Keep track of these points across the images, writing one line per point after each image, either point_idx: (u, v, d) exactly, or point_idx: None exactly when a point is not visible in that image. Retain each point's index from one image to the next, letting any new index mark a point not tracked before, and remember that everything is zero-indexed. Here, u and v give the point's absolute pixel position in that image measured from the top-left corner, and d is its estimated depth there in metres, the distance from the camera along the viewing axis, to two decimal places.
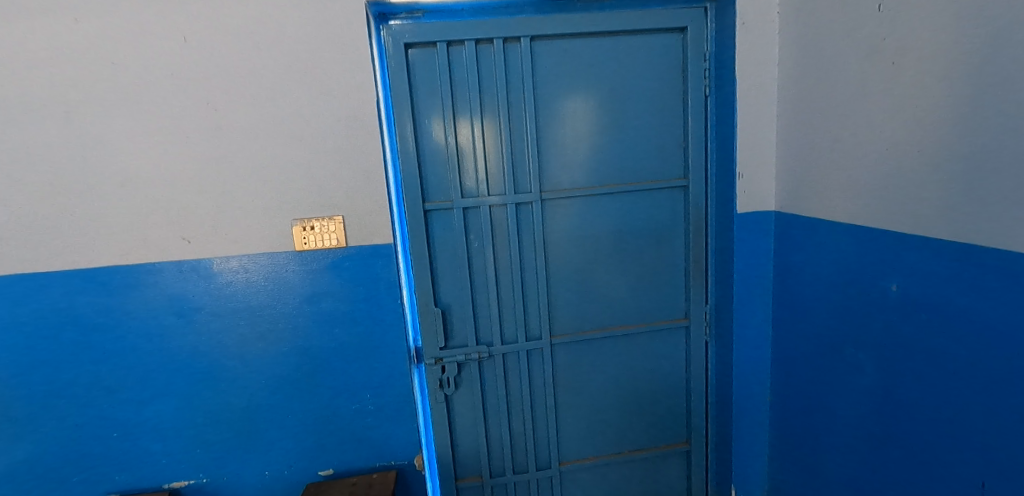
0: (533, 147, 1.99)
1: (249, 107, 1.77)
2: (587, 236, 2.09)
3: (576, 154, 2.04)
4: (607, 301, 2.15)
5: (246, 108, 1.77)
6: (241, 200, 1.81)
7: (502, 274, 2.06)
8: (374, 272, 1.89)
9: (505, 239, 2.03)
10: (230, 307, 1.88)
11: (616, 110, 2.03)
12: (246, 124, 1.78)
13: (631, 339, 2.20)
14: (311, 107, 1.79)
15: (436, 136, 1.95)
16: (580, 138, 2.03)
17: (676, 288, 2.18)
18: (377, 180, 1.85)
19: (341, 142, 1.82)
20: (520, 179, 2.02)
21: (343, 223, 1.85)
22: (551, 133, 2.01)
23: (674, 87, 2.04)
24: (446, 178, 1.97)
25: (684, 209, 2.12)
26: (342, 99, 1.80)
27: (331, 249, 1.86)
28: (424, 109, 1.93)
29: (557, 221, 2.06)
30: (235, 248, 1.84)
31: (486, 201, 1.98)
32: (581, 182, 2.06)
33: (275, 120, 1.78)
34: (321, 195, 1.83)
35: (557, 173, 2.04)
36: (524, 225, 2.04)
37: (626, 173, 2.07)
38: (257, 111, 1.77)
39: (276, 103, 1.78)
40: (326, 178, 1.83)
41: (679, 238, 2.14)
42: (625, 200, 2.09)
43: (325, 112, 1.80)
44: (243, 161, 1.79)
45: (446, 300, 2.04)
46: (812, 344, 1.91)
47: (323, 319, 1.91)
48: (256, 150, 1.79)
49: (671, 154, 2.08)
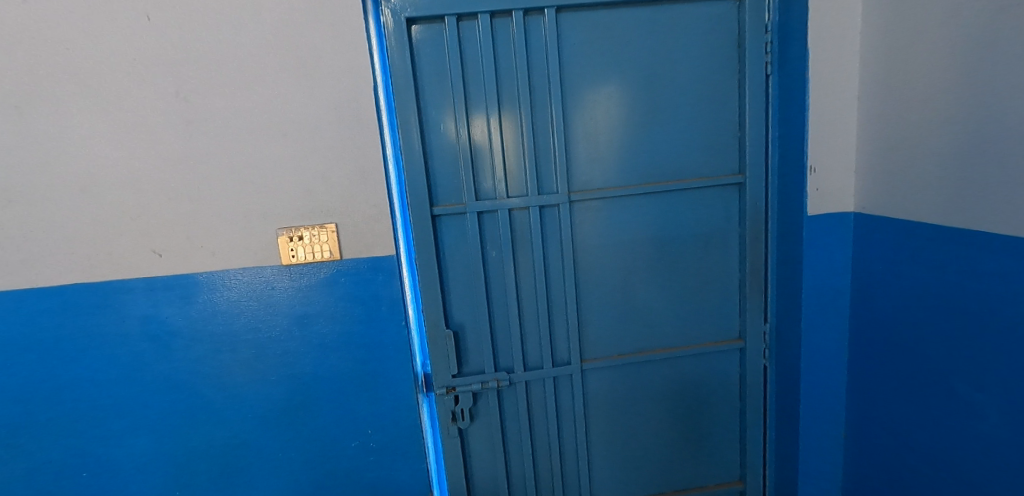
0: (559, 140, 1.68)
1: (225, 97, 1.50)
2: (623, 243, 1.78)
3: (611, 147, 1.73)
4: (648, 319, 1.84)
5: (222, 99, 1.50)
6: (220, 207, 1.55)
7: (524, 289, 1.76)
8: (374, 289, 1.62)
9: (527, 248, 1.74)
10: (211, 330, 1.63)
11: (657, 94, 1.71)
12: (222, 118, 1.51)
13: (675, 364, 1.88)
14: (297, 96, 1.52)
15: (444, 130, 1.65)
16: (615, 129, 1.72)
17: (729, 304, 1.86)
18: (376, 181, 1.57)
19: (332, 138, 1.54)
20: (545, 179, 1.71)
21: (336, 232, 1.57)
22: (580, 122, 1.71)
23: (728, 65, 1.71)
24: (457, 179, 1.68)
25: (739, 211, 1.78)
26: (333, 86, 1.52)
27: (323, 262, 1.59)
28: (430, 98, 1.64)
29: (587, 227, 1.76)
30: (214, 263, 1.59)
31: (505, 204, 1.68)
32: (617, 180, 1.75)
33: (255, 112, 1.51)
34: (311, 199, 1.56)
35: (588, 170, 1.73)
36: (549, 231, 1.74)
37: (670, 168, 1.75)
38: (235, 102, 1.51)
39: (257, 93, 1.51)
40: (315, 180, 1.55)
41: (732, 245, 1.81)
42: (669, 201, 1.77)
43: (313, 102, 1.52)
44: (220, 161, 1.53)
45: (459, 319, 1.76)
46: (903, 375, 1.56)
47: (317, 344, 1.65)
48: (234, 148, 1.53)
49: (724, 146, 1.75)
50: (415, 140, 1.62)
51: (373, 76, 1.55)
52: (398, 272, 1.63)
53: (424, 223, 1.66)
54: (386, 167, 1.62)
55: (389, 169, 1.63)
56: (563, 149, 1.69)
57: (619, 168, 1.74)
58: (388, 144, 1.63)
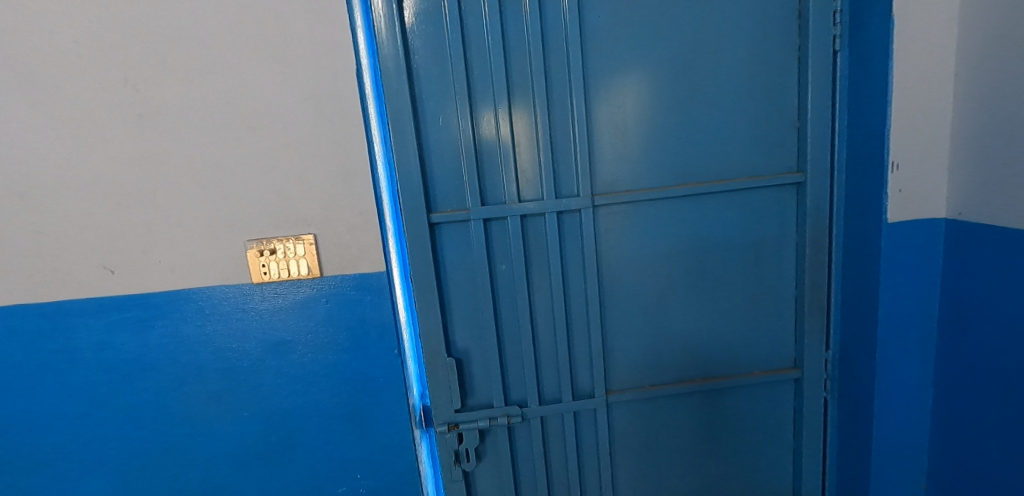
0: (580, 133, 1.41)
1: (182, 85, 1.26)
2: (656, 255, 1.50)
3: (642, 140, 1.44)
4: (685, 344, 1.56)
5: (179, 88, 1.26)
6: (180, 215, 1.32)
7: (539, 309, 1.50)
8: (361, 311, 1.38)
9: (543, 262, 1.47)
10: (174, 359, 1.40)
11: (698, 78, 1.42)
12: (180, 110, 1.27)
13: (718, 396, 1.59)
14: (267, 83, 1.27)
15: (444, 122, 1.38)
16: (647, 119, 1.44)
17: (783, 326, 1.56)
18: (360, 184, 1.32)
19: (307, 133, 1.29)
20: (563, 179, 1.44)
21: (316, 244, 1.33)
22: (606, 112, 1.43)
23: (786, 40, 1.41)
24: (460, 181, 1.41)
25: (797, 217, 1.49)
26: (307, 71, 1.27)
27: (300, 279, 1.35)
28: (425, 85, 1.37)
29: (614, 237, 1.48)
30: (175, 281, 1.36)
31: (515, 210, 1.41)
32: (649, 179, 1.46)
33: (218, 103, 1.27)
34: (284, 206, 1.32)
35: (614, 168, 1.45)
36: (568, 241, 1.47)
37: (712, 166, 1.46)
38: (194, 91, 1.27)
39: (220, 80, 1.26)
40: (289, 183, 1.31)
41: (787, 257, 1.51)
42: (712, 205, 1.48)
43: (285, 90, 1.27)
44: (178, 162, 1.30)
45: (463, 344, 1.50)
46: (1004, 422, 1.25)
47: (296, 375, 1.41)
48: (194, 146, 1.29)
49: (779, 138, 1.45)
50: (407, 135, 1.35)
51: (357, 58, 1.30)
52: (389, 291, 1.38)
53: (420, 234, 1.40)
54: (374, 167, 1.36)
55: (377, 170, 1.38)
56: (586, 144, 1.42)
57: (652, 165, 1.46)
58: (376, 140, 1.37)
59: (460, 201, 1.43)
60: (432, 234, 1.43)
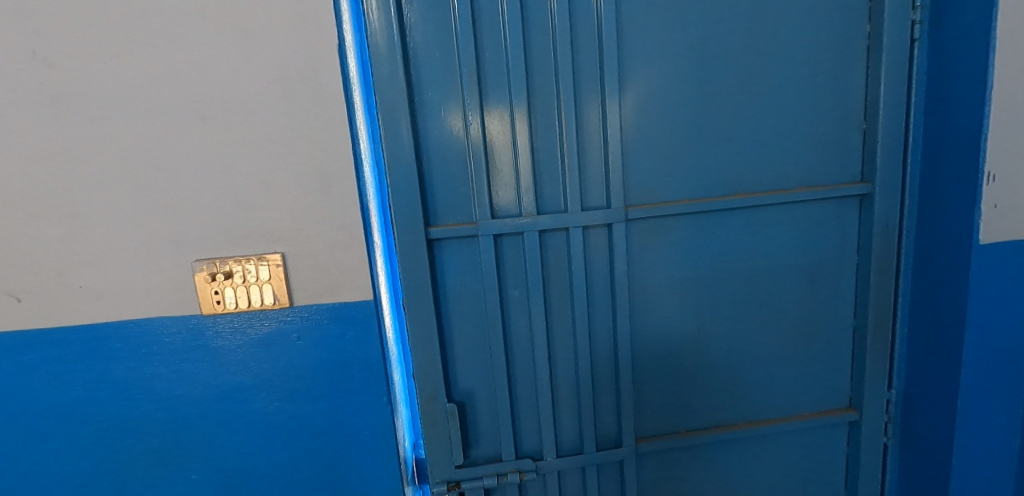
0: (613, 133, 1.16)
1: (109, 60, 0.97)
2: (696, 279, 1.27)
3: (685, 142, 1.21)
4: (726, 383, 1.33)
5: (105, 63, 0.97)
6: (108, 228, 1.03)
7: (558, 342, 1.25)
8: (341, 350, 1.11)
9: (564, 286, 1.22)
10: (102, 410, 1.10)
11: (750, 68, 1.19)
12: (106, 93, 0.98)
13: (762, 442, 1.36)
14: (221, 61, 0.98)
15: (447, 117, 1.13)
16: (690, 117, 1.20)
17: (838, 361, 1.34)
18: (342, 192, 1.05)
19: (273, 125, 1.01)
20: (590, 188, 1.18)
21: (285, 266, 1.05)
22: (642, 107, 1.18)
23: (856, 26, 1.19)
24: (466, 189, 1.16)
25: (860, 235, 1.27)
26: (273, 45, 0.99)
27: (265, 310, 1.07)
28: (425, 69, 1.11)
29: (647, 257, 1.24)
30: (102, 312, 1.06)
31: (533, 224, 1.16)
32: (691, 189, 1.23)
33: (158, 84, 0.98)
34: (245, 218, 1.04)
35: (649, 175, 1.21)
36: (595, 262, 1.22)
37: (764, 174, 1.24)
38: (124, 68, 0.97)
39: (159, 55, 0.97)
40: (252, 189, 1.03)
41: (847, 281, 1.30)
42: (762, 220, 1.25)
43: (245, 70, 0.99)
44: (106, 160, 1.01)
45: (467, 384, 1.24)
46: None
47: (260, 428, 1.14)
48: (127, 140, 1.00)
49: (841, 142, 1.23)
50: (403, 131, 1.09)
51: (341, 33, 1.03)
52: (378, 325, 1.11)
53: (416, 253, 1.13)
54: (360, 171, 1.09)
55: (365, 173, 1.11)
56: (618, 145, 1.17)
57: (694, 172, 1.22)
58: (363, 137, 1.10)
59: (467, 213, 1.17)
60: (431, 252, 1.17)
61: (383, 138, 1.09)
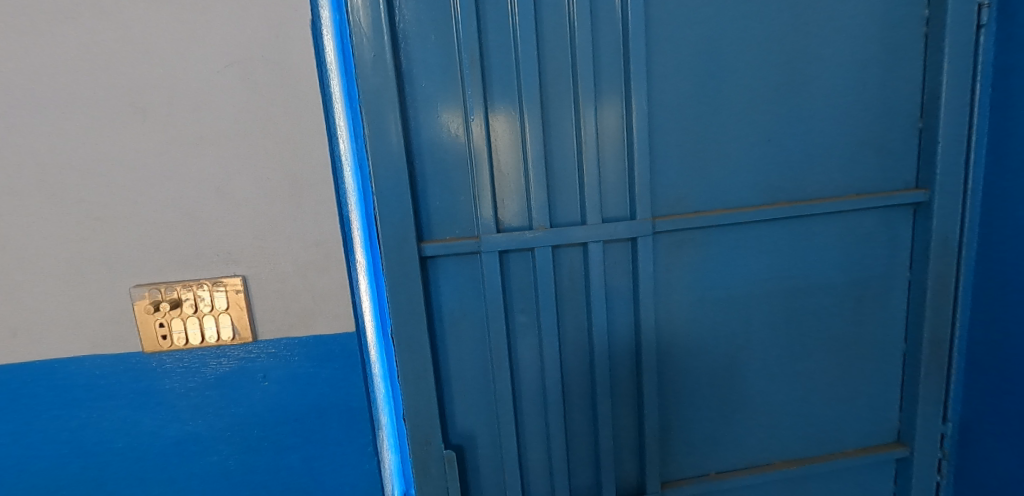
0: (640, 133, 0.98)
1: (24, 39, 0.78)
2: (729, 300, 1.10)
3: (720, 143, 1.04)
4: (762, 417, 1.16)
5: (19, 43, 0.78)
6: (25, 247, 0.83)
7: (573, 374, 1.08)
8: (316, 393, 0.92)
9: (580, 310, 1.05)
10: (26, 469, 0.91)
11: (794, 58, 1.03)
12: (21, 80, 0.79)
13: (801, 483, 1.20)
14: (166, 41, 0.80)
15: (445, 113, 0.95)
16: (727, 114, 1.03)
17: (884, 390, 1.19)
18: (315, 203, 0.85)
19: (231, 121, 0.82)
20: (612, 196, 1.01)
21: (246, 293, 0.86)
22: (672, 103, 1.01)
23: (912, 12, 1.04)
24: (466, 197, 0.98)
25: (912, 250, 1.12)
26: (230, 22, 0.80)
27: (222, 346, 0.88)
28: (418, 56, 0.93)
29: (676, 275, 1.07)
30: (19, 351, 0.86)
31: (545, 238, 0.98)
32: (725, 197, 1.06)
33: (84, 69, 0.79)
34: (197, 234, 0.85)
35: (680, 181, 1.04)
36: (615, 282, 1.05)
37: (808, 180, 1.08)
38: (43, 48, 0.78)
39: (87, 33, 0.78)
40: (205, 199, 0.84)
41: (896, 302, 1.15)
42: (804, 233, 1.09)
43: (196, 53, 0.80)
44: (22, 163, 0.81)
45: (467, 424, 1.07)
46: None
47: (219, 486, 0.94)
48: (47, 138, 0.81)
49: (893, 144, 1.08)
50: (391, 130, 0.90)
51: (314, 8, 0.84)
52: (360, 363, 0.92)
53: (408, 275, 0.95)
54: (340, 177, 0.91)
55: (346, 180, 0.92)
56: (647, 147, 0.99)
57: (730, 178, 1.06)
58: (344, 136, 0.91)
59: (467, 227, 0.99)
60: (425, 272, 0.99)
61: (367, 138, 0.90)
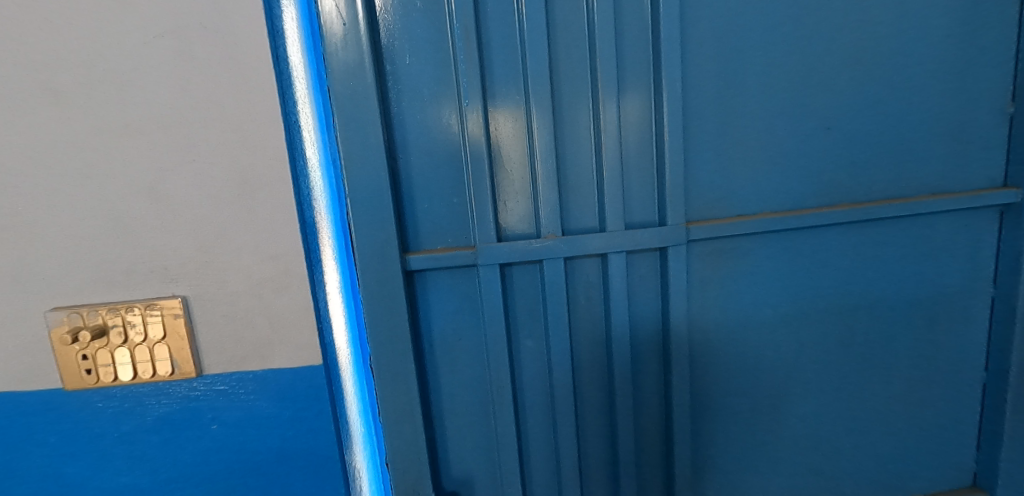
0: (673, 121, 0.80)
1: None
2: (777, 320, 0.93)
3: (771, 132, 0.86)
4: (812, 456, 0.99)
5: None
6: None
7: (589, 408, 0.90)
8: (275, 438, 0.75)
9: (598, 334, 0.88)
10: None
11: (861, 29, 0.84)
12: None
13: None
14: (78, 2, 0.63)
15: (434, 96, 0.78)
16: (779, 97, 0.85)
17: (958, 426, 1.01)
18: (270, 206, 0.68)
19: (162, 104, 0.65)
20: (637, 197, 0.83)
21: (189, 317, 0.70)
22: (713, 83, 0.83)
23: None
24: (460, 199, 0.81)
25: (997, 261, 0.94)
26: None
27: (161, 383, 0.72)
28: (401, 25, 0.76)
29: (714, 292, 0.90)
30: None
31: (557, 247, 0.81)
32: (776, 198, 0.88)
33: None
34: (126, 246, 0.68)
35: (720, 179, 0.86)
36: (641, 300, 0.87)
37: (874, 176, 0.89)
38: None
39: None
40: (135, 202, 0.67)
41: (975, 323, 0.96)
42: (869, 240, 0.91)
43: (116, 19, 0.63)
44: None
45: (463, 467, 0.90)
46: None
47: None
48: None
49: (976, 133, 0.90)
50: (367, 115, 0.73)
51: None
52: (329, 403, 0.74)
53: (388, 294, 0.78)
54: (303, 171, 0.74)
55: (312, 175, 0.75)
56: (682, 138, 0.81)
57: (781, 175, 0.87)
58: (308, 119, 0.74)
59: (461, 235, 0.82)
60: (411, 289, 0.82)
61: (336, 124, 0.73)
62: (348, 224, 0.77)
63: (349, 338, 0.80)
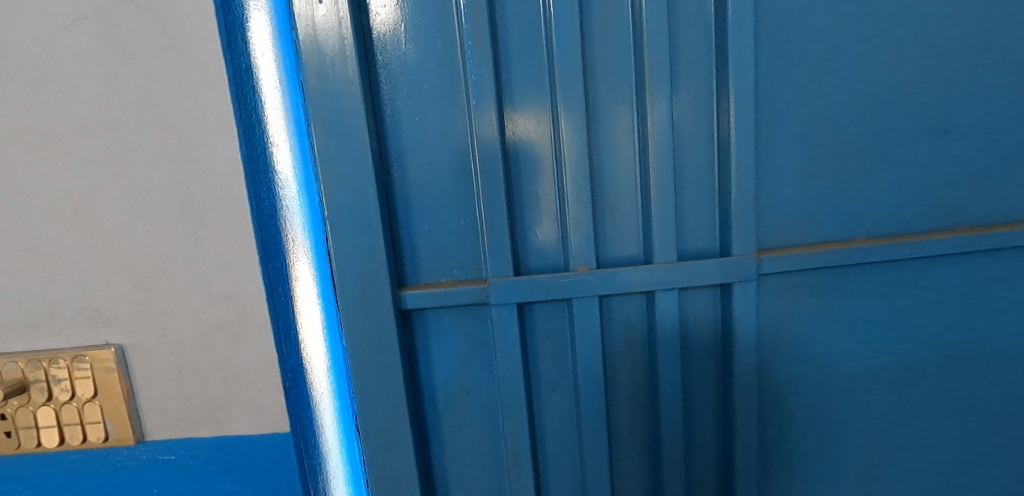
0: (742, 122, 0.62)
1: None
2: (874, 377, 0.72)
3: (868, 137, 0.66)
4: None
5: None
6: None
7: (628, 480, 0.73)
8: None
9: (642, 391, 0.70)
10: None
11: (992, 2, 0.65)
12: None
13: None
14: None
15: (437, 92, 0.62)
16: (880, 90, 0.66)
17: None
18: (221, 232, 0.54)
19: (84, 104, 0.51)
20: (692, 220, 0.66)
21: (126, 372, 0.56)
22: (794, 74, 0.64)
23: None
24: (469, 221, 0.65)
25: None
26: None
27: (94, 451, 0.58)
28: (397, 4, 0.60)
29: (792, 340, 0.70)
30: None
31: (590, 282, 0.64)
32: (873, 221, 0.68)
33: None
34: (48, 282, 0.55)
35: (801, 197, 0.67)
36: (697, 348, 0.69)
37: (1005, 193, 0.69)
38: None
39: None
40: (58, 228, 0.54)
41: None
42: (997, 276, 0.70)
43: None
44: None
45: None
46: None
47: None
48: None
49: None
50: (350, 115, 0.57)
51: None
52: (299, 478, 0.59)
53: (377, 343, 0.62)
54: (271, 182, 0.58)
55: (283, 187, 0.59)
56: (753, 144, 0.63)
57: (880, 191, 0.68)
58: (278, 116, 0.58)
59: (470, 266, 0.66)
60: (407, 333, 0.66)
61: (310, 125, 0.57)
62: (328, 252, 0.61)
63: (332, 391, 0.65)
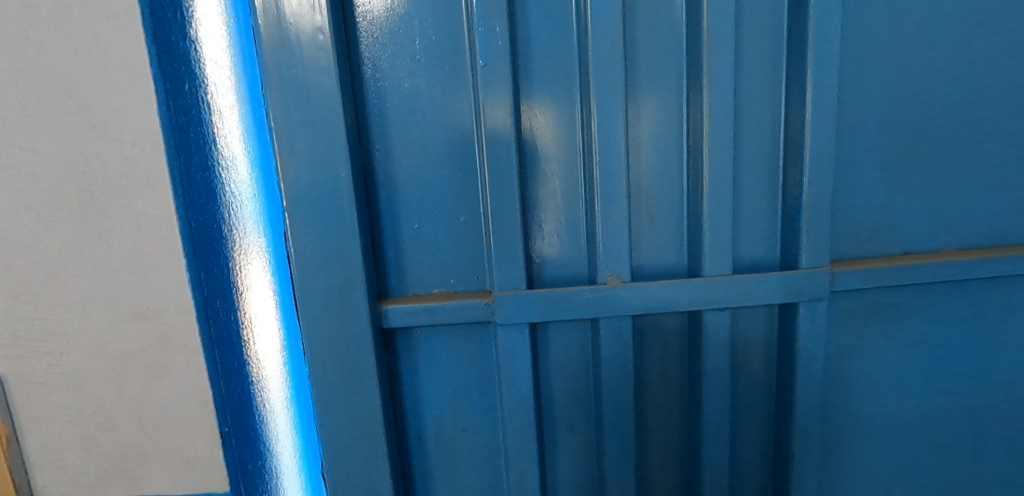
0: (820, 101, 0.49)
1: None
2: (959, 420, 0.59)
3: (965, 124, 0.53)
4: None
5: None
6: None
7: None
8: None
9: (679, 432, 0.57)
10: None
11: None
12: None
13: None
14: None
15: (435, 49, 0.48)
16: (987, 65, 0.52)
17: None
18: (133, 229, 0.39)
19: None
20: (749, 223, 0.53)
21: (5, 416, 0.41)
22: (886, 40, 0.51)
23: None
24: (472, 217, 0.51)
25: None
26: None
27: None
28: None
29: (864, 375, 0.57)
30: None
31: (625, 299, 0.50)
32: (967, 230, 0.55)
33: None
34: None
35: (885, 197, 0.54)
36: (746, 382, 0.56)
37: None
38: None
39: None
40: None
41: None
42: None
43: None
44: None
45: None
46: None
47: None
48: None
49: None
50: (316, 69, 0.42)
51: None
52: None
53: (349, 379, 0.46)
54: (211, 165, 0.41)
55: (228, 171, 0.42)
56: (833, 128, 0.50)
57: (980, 192, 0.55)
58: (223, 73, 0.41)
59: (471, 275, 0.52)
60: (391, 356, 0.53)
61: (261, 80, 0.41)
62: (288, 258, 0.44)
63: (295, 447, 0.48)
